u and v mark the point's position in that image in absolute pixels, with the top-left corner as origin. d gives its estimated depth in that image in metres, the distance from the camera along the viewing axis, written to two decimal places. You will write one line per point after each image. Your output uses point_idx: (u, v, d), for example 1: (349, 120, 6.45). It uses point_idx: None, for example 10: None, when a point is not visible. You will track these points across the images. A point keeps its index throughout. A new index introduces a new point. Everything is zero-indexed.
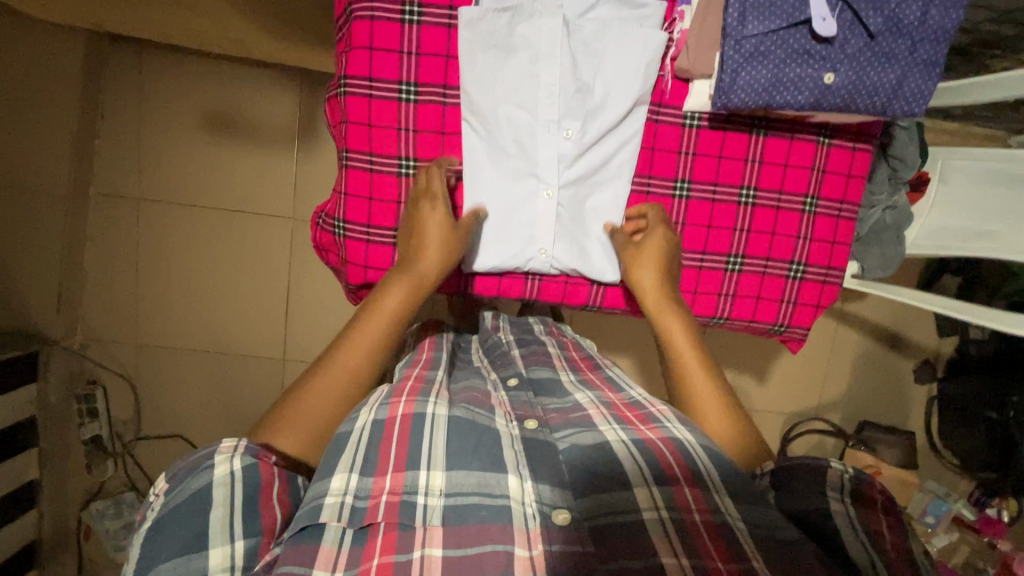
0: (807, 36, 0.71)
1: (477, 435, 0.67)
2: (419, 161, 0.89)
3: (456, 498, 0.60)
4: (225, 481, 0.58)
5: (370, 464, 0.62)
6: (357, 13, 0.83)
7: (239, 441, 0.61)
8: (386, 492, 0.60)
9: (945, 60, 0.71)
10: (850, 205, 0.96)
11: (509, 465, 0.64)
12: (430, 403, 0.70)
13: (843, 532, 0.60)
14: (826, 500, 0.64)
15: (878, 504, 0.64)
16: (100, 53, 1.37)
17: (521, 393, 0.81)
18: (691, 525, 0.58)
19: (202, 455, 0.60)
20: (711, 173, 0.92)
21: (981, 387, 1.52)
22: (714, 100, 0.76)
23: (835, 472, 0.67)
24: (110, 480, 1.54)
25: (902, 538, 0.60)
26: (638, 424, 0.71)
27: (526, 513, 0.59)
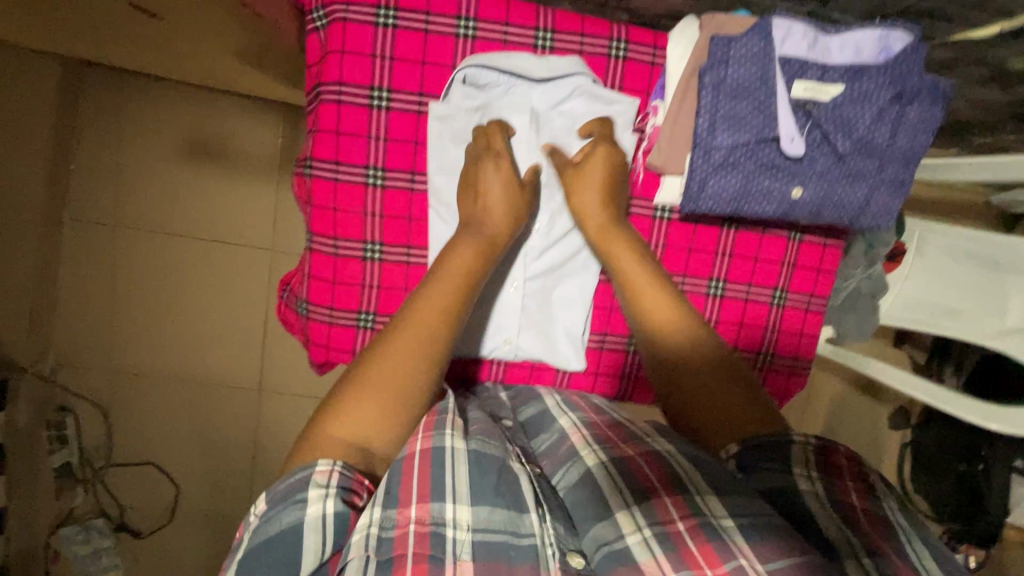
0: (777, 152, 0.77)
1: (497, 471, 0.61)
2: (384, 246, 0.84)
3: (486, 534, 0.54)
4: (316, 526, 0.52)
5: (393, 497, 0.56)
6: (324, 94, 0.80)
7: (333, 469, 0.56)
8: (414, 522, 0.54)
9: (909, 180, 0.79)
10: (818, 299, 0.93)
11: (531, 502, 0.59)
12: (448, 435, 0.63)
13: (817, 510, 0.57)
14: (796, 479, 0.60)
15: (844, 469, 0.62)
16: (78, 76, 1.33)
17: (518, 436, 0.76)
18: (676, 537, 0.55)
19: (299, 483, 0.55)
20: (680, 264, 0.89)
21: (952, 437, 1.54)
22: (684, 203, 0.80)
23: (800, 445, 0.63)
24: (79, 507, 1.51)
25: (870, 504, 0.58)
26: (618, 444, 0.68)
27: (548, 553, 0.54)
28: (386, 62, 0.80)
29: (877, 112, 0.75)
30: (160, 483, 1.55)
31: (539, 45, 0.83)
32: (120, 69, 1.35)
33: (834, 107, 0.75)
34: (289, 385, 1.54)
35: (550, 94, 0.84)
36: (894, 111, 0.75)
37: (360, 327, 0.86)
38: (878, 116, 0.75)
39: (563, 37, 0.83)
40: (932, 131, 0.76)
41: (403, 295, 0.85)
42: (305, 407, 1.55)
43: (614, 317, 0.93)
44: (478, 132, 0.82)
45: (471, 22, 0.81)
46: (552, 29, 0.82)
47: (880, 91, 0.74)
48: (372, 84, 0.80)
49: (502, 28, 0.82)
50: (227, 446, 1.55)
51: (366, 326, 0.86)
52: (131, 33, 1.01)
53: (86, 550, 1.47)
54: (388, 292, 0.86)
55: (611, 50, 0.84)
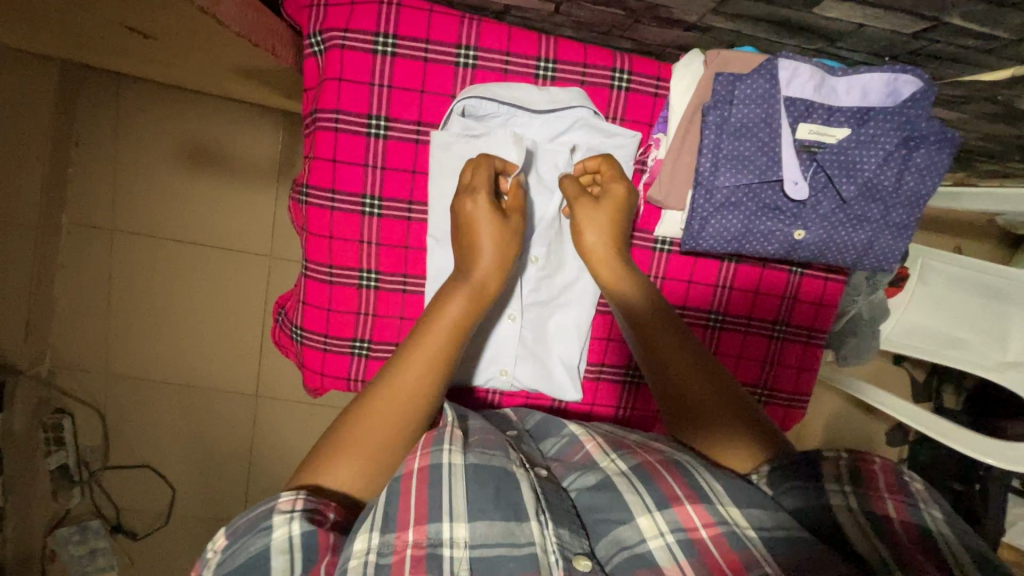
0: (780, 194, 0.77)
1: (497, 481, 0.58)
2: (380, 274, 0.84)
3: (483, 550, 0.52)
4: (283, 548, 0.50)
5: (391, 519, 0.54)
6: (322, 121, 0.79)
7: (296, 498, 0.54)
8: (410, 545, 0.52)
9: (914, 225, 0.79)
10: (819, 333, 0.93)
11: (531, 510, 0.56)
12: (444, 450, 0.60)
13: (849, 530, 0.55)
14: (827, 495, 0.58)
15: (882, 482, 0.59)
16: (75, 79, 1.32)
17: (525, 445, 0.75)
18: (699, 543, 0.54)
19: (261, 514, 0.53)
20: (679, 296, 0.89)
21: (951, 457, 1.53)
22: (684, 240, 0.81)
23: (831, 460, 0.61)
24: (75, 507, 1.52)
25: (910, 517, 0.55)
26: (638, 452, 0.67)
27: (550, 560, 0.52)
28: (384, 90, 0.79)
29: (884, 156, 0.75)
30: (156, 485, 1.56)
31: (541, 75, 0.82)
32: (118, 73, 1.34)
33: (839, 150, 0.75)
34: (287, 392, 1.54)
35: (549, 125, 0.83)
36: (901, 155, 0.75)
37: (355, 354, 0.86)
38: (884, 159, 0.75)
39: (564, 67, 0.82)
40: (941, 175, 0.76)
41: (399, 324, 0.85)
42: (301, 413, 1.55)
43: (612, 346, 0.95)
44: (467, 165, 0.77)
45: (471, 50, 0.79)
46: (553, 58, 0.81)
47: (887, 136, 0.74)
48: (370, 112, 0.79)
49: (503, 57, 0.80)
50: (223, 451, 1.56)
51: (362, 353, 0.86)
52: (129, 44, 1.00)
53: (83, 550, 1.51)
54: (383, 320, 0.85)
55: (613, 80, 0.83)
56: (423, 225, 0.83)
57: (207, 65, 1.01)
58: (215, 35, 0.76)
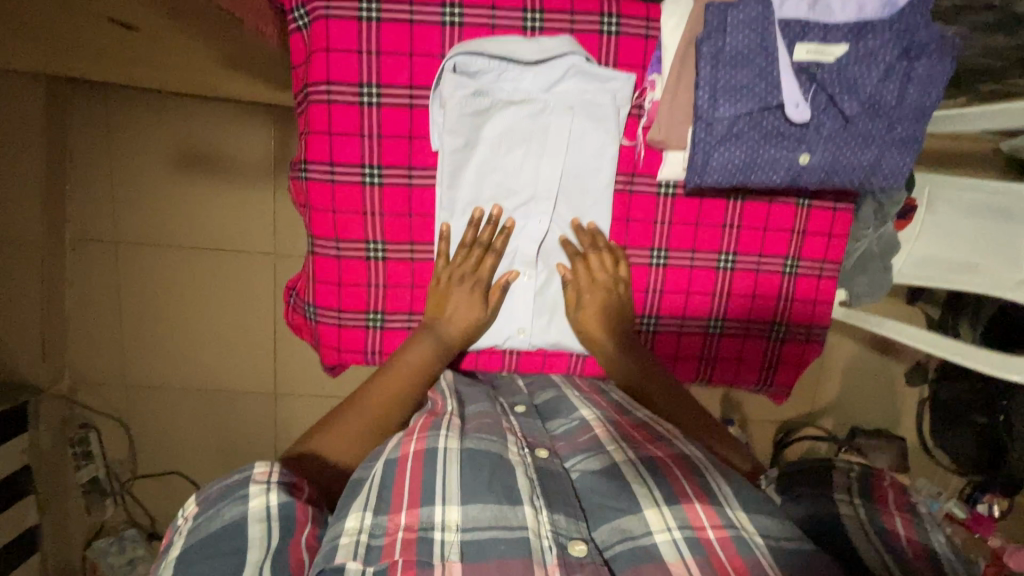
0: (781, 118, 0.75)
1: (491, 467, 0.65)
2: (387, 244, 0.84)
3: (474, 532, 0.58)
4: (260, 517, 0.59)
5: (384, 504, 0.61)
6: (313, 94, 0.79)
7: (272, 467, 0.64)
8: (403, 528, 0.58)
9: (922, 138, 0.76)
10: (832, 265, 0.91)
11: (524, 495, 0.62)
12: (441, 436, 0.67)
13: (853, 532, 0.66)
14: (837, 505, 0.69)
15: (889, 501, 0.70)
16: (62, 94, 1.32)
17: (528, 419, 0.80)
18: (706, 542, 0.59)
19: (237, 483, 0.62)
20: (688, 240, 0.88)
21: (971, 391, 1.52)
22: (689, 176, 0.78)
23: (842, 476, 0.73)
24: (110, 519, 1.56)
25: (914, 534, 0.66)
26: (645, 443, 0.73)
27: (543, 546, 0.58)
28: (373, 57, 0.78)
29: (885, 69, 0.73)
30: (185, 491, 1.58)
31: (529, 27, 0.81)
32: (104, 82, 1.33)
33: (838, 67, 0.73)
34: (302, 386, 1.55)
35: (544, 74, 0.81)
36: (902, 67, 0.73)
37: (369, 327, 0.87)
38: (885, 73, 0.73)
39: (551, 17, 0.80)
40: (944, 85, 0.73)
41: (412, 293, 0.87)
42: (319, 407, 1.56)
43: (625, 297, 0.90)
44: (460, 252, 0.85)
45: (456, 8, 0.79)
46: (540, 7, 0.80)
47: (887, 48, 0.72)
48: (361, 81, 0.79)
49: (489, 13, 0.79)
50: (247, 451, 1.57)
51: (376, 326, 0.87)
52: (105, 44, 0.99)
53: (121, 560, 1.50)
54: (395, 290, 0.87)
55: (601, 26, 0.81)
56: (425, 190, 0.84)
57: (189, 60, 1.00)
58: None
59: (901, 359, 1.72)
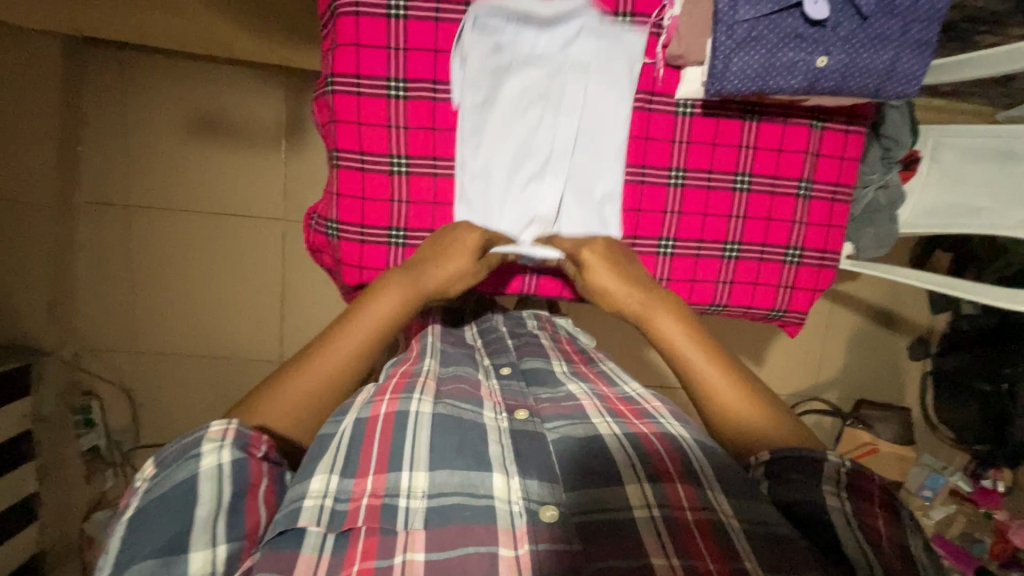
0: (799, 19, 0.69)
1: (463, 432, 0.64)
2: (411, 159, 0.83)
3: (440, 499, 0.57)
4: (212, 474, 0.55)
5: (352, 466, 0.60)
6: (341, 7, 0.77)
7: (227, 424, 0.59)
8: (368, 494, 0.57)
9: (936, 40, 0.70)
10: (845, 188, 0.92)
11: (495, 463, 0.61)
12: (413, 400, 0.66)
13: (837, 526, 0.56)
14: (820, 493, 0.59)
15: (875, 497, 0.60)
16: (77, 55, 1.34)
17: (512, 381, 0.78)
18: (682, 523, 0.56)
19: (191, 442, 0.58)
20: (705, 159, 0.88)
21: (974, 361, 1.52)
22: (707, 85, 0.74)
23: (831, 465, 0.61)
24: (110, 491, 1.52)
25: (898, 536, 0.56)
26: (632, 418, 0.70)
27: (510, 513, 0.57)
28: None
29: None
30: None
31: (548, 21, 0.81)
32: (120, 44, 1.35)
33: None
34: None
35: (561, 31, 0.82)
36: None
37: (392, 244, 0.85)
38: None
39: None
40: None
41: (435, 209, 0.85)
42: None
43: (644, 218, 0.90)
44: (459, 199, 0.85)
45: None
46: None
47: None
48: None
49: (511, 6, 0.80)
50: None
51: (398, 244, 0.86)
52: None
53: None
54: (418, 207, 0.85)
55: None
56: (450, 106, 0.82)
57: None
58: None
59: (904, 333, 1.73)
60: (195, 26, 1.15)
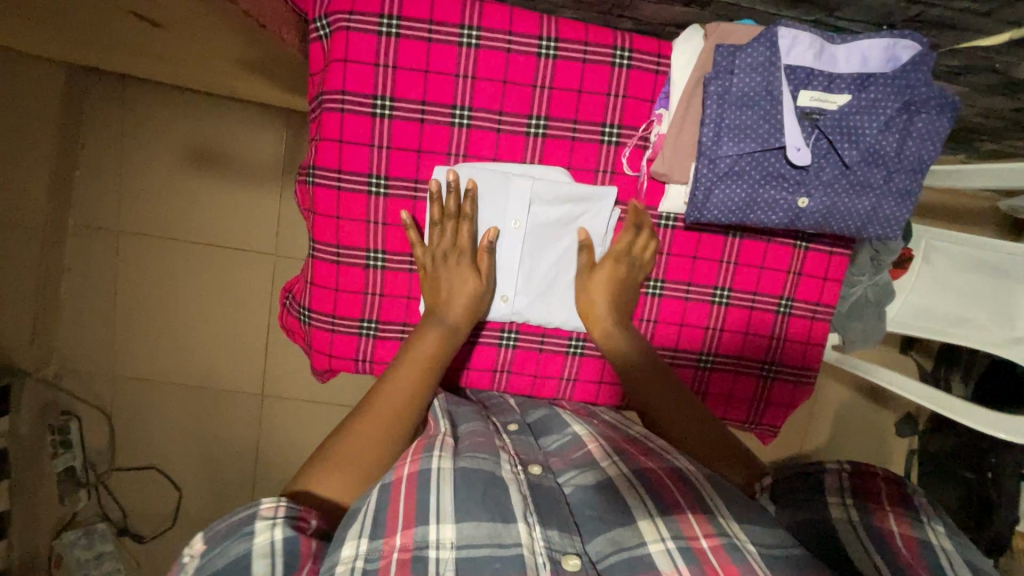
0: (783, 161, 0.69)
1: (483, 485, 0.58)
2: (387, 254, 0.80)
3: (469, 549, 0.52)
4: (265, 553, 0.51)
5: (380, 526, 0.54)
6: (327, 101, 0.75)
7: (280, 502, 0.55)
8: (397, 549, 0.51)
9: (919, 191, 0.71)
10: (827, 307, 0.87)
11: (519, 513, 0.55)
12: (434, 457, 0.62)
13: (845, 533, 0.61)
14: (828, 508, 0.65)
15: (883, 494, 0.65)
16: (83, 83, 1.35)
17: (524, 436, 0.74)
18: (699, 551, 0.53)
19: (243, 518, 0.54)
20: (684, 272, 0.84)
21: (961, 446, 1.48)
22: (688, 212, 0.74)
23: (834, 476, 0.68)
24: (82, 510, 1.52)
25: (911, 528, 0.61)
26: (639, 459, 0.67)
27: (537, 562, 0.51)
28: (389, 71, 0.74)
29: (885, 121, 0.67)
30: (161, 487, 1.55)
31: (531, 132, 0.78)
32: (125, 76, 1.36)
33: (842, 115, 0.68)
34: (288, 391, 1.53)
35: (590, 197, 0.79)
36: (902, 119, 0.67)
37: (362, 336, 0.82)
38: (885, 124, 0.67)
39: (566, 45, 0.76)
40: (945, 140, 0.68)
41: (407, 304, 0.82)
42: (303, 412, 1.54)
43: None
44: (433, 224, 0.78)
45: (474, 30, 0.74)
46: (548, 87, 0.77)
47: (887, 100, 0.67)
48: (375, 93, 0.75)
49: (496, 115, 0.77)
50: (226, 452, 1.55)
51: (369, 334, 0.82)
52: (117, 49, 1.00)
53: (89, 554, 1.47)
54: (391, 301, 0.82)
55: (614, 58, 0.76)
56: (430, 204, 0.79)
57: (214, 63, 1.00)
58: (221, 24, 0.78)
59: (891, 408, 1.70)
60: (197, 78, 1.15)
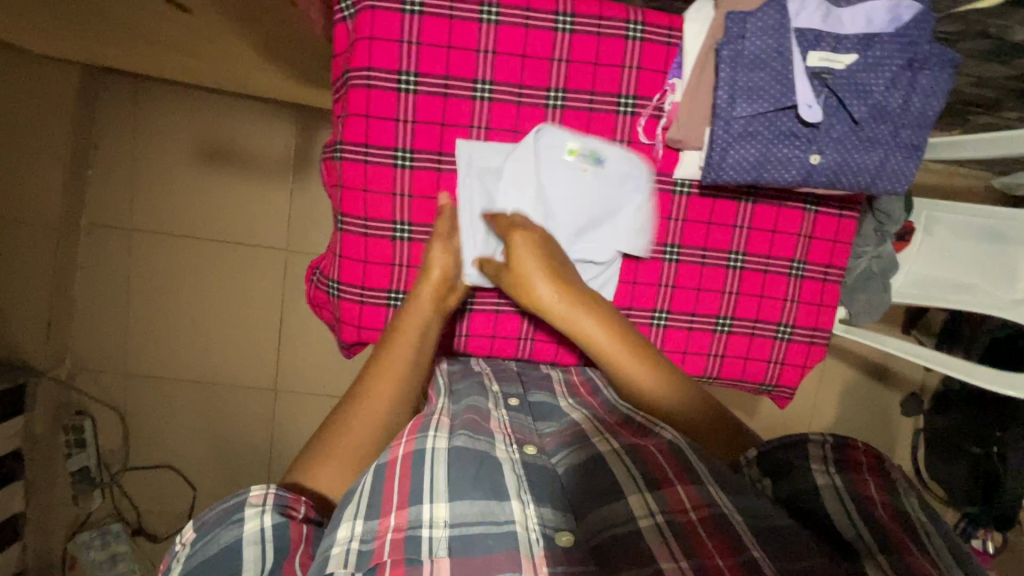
0: (794, 120, 0.72)
1: (478, 463, 0.59)
2: (413, 226, 0.83)
3: (463, 528, 0.53)
4: (255, 540, 0.53)
5: (375, 506, 0.55)
6: (353, 78, 0.78)
7: (268, 489, 0.57)
8: (392, 529, 0.53)
9: (925, 144, 0.74)
10: (836, 270, 0.90)
11: (513, 491, 0.57)
12: (429, 437, 0.61)
13: (831, 509, 0.58)
14: (811, 475, 0.61)
15: (862, 464, 0.63)
16: (96, 84, 1.37)
17: (520, 414, 0.72)
18: (688, 526, 0.53)
19: (231, 507, 0.56)
20: (700, 237, 0.86)
21: (966, 421, 1.50)
22: (704, 174, 0.77)
23: (815, 443, 0.65)
24: (96, 511, 1.51)
25: (891, 497, 0.59)
26: (630, 435, 0.67)
27: (530, 538, 0.53)
28: (413, 47, 0.77)
29: (891, 78, 0.71)
30: (174, 485, 1.55)
31: (551, 104, 0.81)
32: (137, 75, 1.38)
33: (849, 74, 0.71)
34: (299, 385, 1.54)
35: (592, 165, 0.83)
36: (907, 76, 0.71)
37: (390, 306, 0.84)
38: (891, 81, 0.71)
39: (581, 20, 0.79)
40: (947, 96, 0.72)
41: None
42: (314, 406, 1.55)
43: (639, 291, 0.87)
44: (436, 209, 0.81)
45: (494, 7, 0.78)
46: (566, 60, 0.80)
47: (893, 58, 0.70)
48: (400, 69, 0.78)
49: (516, 88, 0.80)
50: (239, 448, 1.55)
51: (397, 306, 0.85)
52: (134, 43, 1.03)
53: (103, 554, 1.43)
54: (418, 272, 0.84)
55: (627, 32, 0.80)
56: (454, 176, 0.82)
57: (230, 55, 1.03)
58: None
59: (896, 387, 1.73)
60: (211, 73, 1.18)
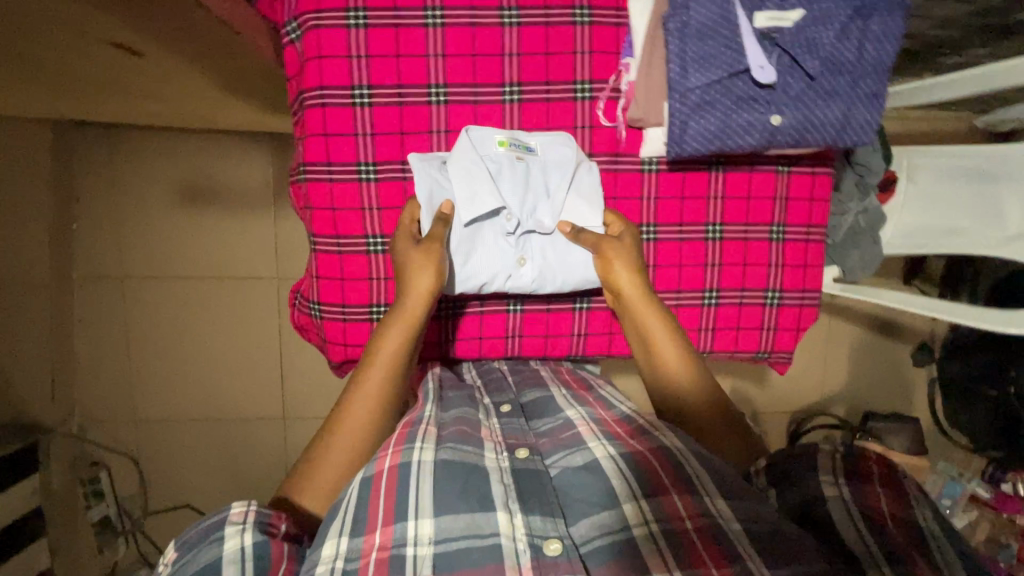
0: (749, 83, 0.72)
1: (464, 476, 0.58)
2: (386, 238, 0.82)
3: (447, 542, 0.52)
4: (234, 559, 0.49)
5: (361, 523, 0.54)
6: (307, 98, 0.78)
7: (249, 504, 0.54)
8: (376, 548, 0.51)
9: (886, 90, 0.73)
10: (818, 228, 0.89)
11: (498, 502, 0.55)
12: (416, 449, 0.60)
13: (839, 522, 0.57)
14: (819, 485, 0.61)
15: (875, 475, 0.62)
16: (70, 138, 1.38)
17: (514, 419, 0.72)
18: (685, 538, 0.51)
19: (213, 525, 0.53)
20: (675, 213, 0.86)
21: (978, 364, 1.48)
22: (668, 149, 0.76)
23: (826, 455, 0.64)
24: (122, 560, 1.52)
25: (901, 509, 0.58)
26: (627, 437, 0.64)
27: (517, 549, 0.51)
28: (363, 61, 0.78)
29: (840, 28, 0.70)
30: None
31: (507, 100, 0.81)
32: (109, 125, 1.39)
33: (798, 30, 0.71)
34: (305, 409, 1.55)
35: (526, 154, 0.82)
36: (857, 25, 0.70)
37: (372, 320, 0.84)
38: (841, 33, 0.70)
39: (527, 12, 0.79)
40: (900, 39, 0.71)
41: None
42: None
43: None
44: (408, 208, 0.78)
45: (438, 10, 0.78)
46: (517, 54, 0.80)
47: (839, 9, 0.70)
48: (353, 84, 0.78)
49: (471, 88, 0.81)
50: (255, 480, 1.56)
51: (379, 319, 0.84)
52: (93, 94, 1.03)
53: None
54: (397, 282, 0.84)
55: (574, 17, 0.80)
56: None
57: (191, 94, 1.03)
58: (196, 42, 0.81)
59: (906, 340, 1.70)
60: (176, 113, 1.18)
